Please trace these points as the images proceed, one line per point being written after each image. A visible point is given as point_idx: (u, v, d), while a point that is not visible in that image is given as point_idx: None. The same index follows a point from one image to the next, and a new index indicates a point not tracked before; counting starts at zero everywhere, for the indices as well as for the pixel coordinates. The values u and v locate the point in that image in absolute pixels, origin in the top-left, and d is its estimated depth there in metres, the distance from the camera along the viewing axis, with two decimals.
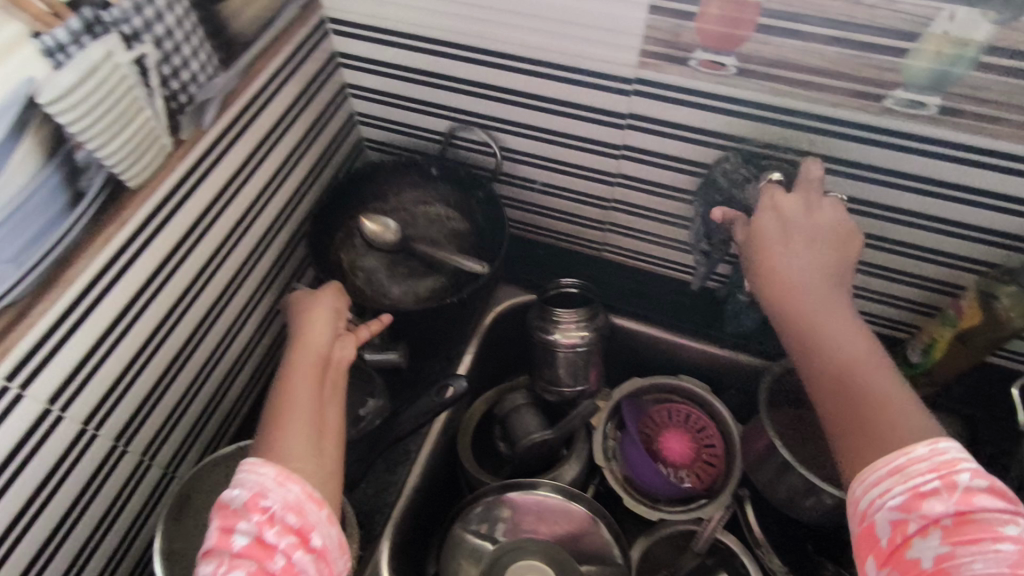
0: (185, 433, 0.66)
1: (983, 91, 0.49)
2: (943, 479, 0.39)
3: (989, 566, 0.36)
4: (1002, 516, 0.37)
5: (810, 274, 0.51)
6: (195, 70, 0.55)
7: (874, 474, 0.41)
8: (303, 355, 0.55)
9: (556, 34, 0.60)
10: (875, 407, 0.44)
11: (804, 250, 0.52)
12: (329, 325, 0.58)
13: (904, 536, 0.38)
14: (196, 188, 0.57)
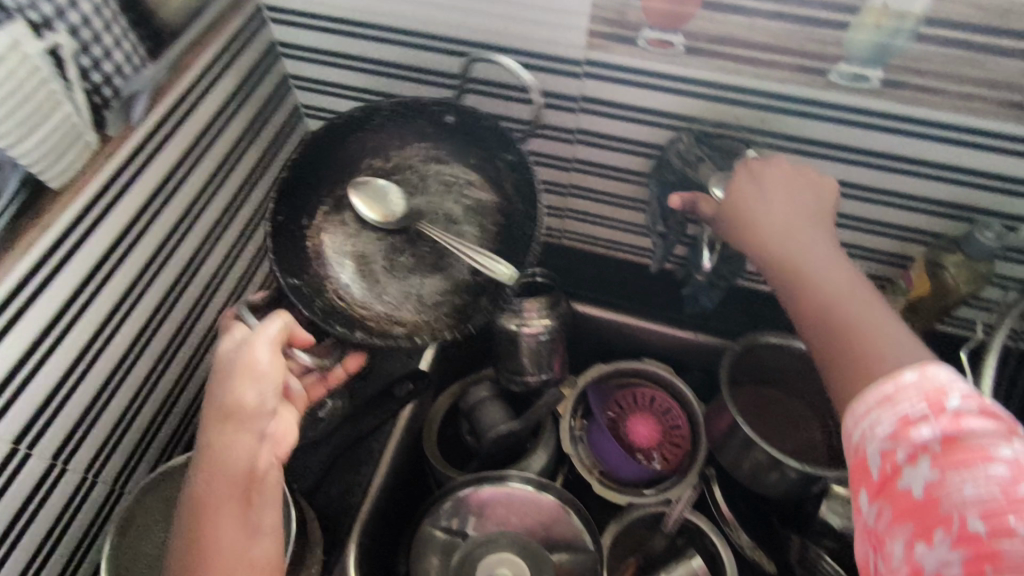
0: (134, 445, 0.63)
1: (923, 64, 0.50)
2: (933, 402, 0.35)
3: (979, 491, 0.32)
4: (999, 440, 0.33)
5: (788, 225, 0.50)
6: (118, 61, 0.52)
7: (862, 404, 0.38)
8: (224, 470, 0.44)
9: (502, 16, 0.58)
10: (861, 337, 0.42)
11: (776, 204, 0.51)
12: (256, 414, 0.46)
13: (893, 465, 0.35)
14: (127, 188, 0.54)
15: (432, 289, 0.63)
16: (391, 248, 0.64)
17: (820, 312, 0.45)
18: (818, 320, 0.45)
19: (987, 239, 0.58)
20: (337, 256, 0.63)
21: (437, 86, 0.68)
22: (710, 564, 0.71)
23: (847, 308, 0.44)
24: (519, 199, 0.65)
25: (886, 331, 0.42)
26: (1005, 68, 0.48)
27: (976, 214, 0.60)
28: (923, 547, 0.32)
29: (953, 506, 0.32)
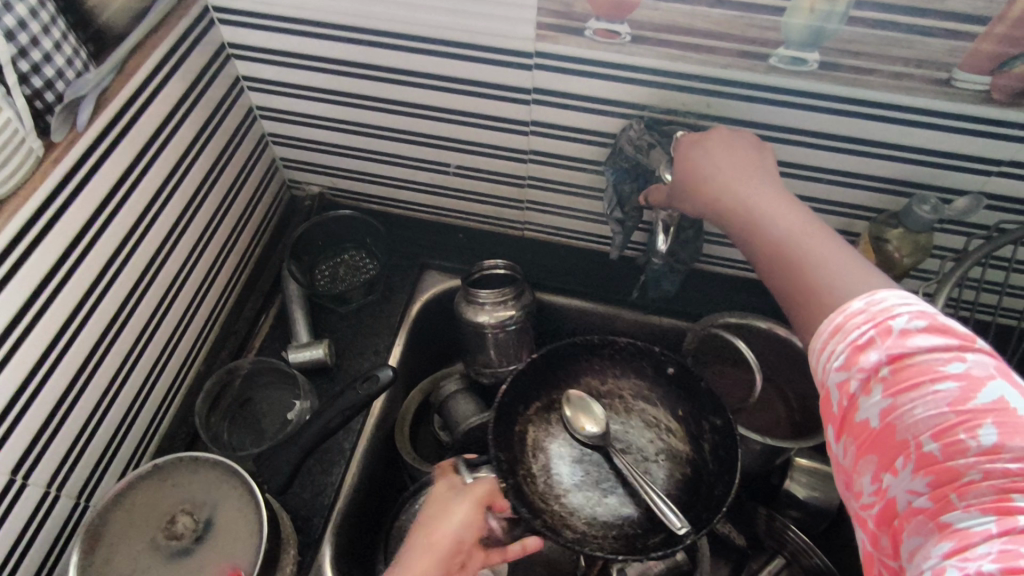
0: (97, 458, 0.62)
1: (855, 45, 0.52)
2: (880, 327, 0.38)
3: (930, 409, 0.35)
4: (941, 355, 0.36)
5: (732, 178, 0.52)
6: (60, 64, 0.51)
7: (819, 340, 0.41)
8: (422, 540, 0.56)
9: (451, 10, 0.59)
10: (808, 271, 0.45)
11: (723, 159, 0.53)
12: (449, 526, 0.57)
13: (851, 397, 0.38)
14: (76, 194, 0.53)
15: (609, 513, 0.63)
16: (598, 480, 0.66)
17: (772, 256, 0.48)
18: (771, 264, 0.48)
19: (924, 213, 0.60)
20: (555, 455, 0.67)
21: (392, 82, 0.68)
22: (683, 541, 0.70)
23: (794, 246, 0.47)
24: (710, 455, 0.63)
25: (832, 260, 0.45)
26: (929, 47, 0.51)
27: (912, 188, 0.63)
28: (889, 475, 0.36)
29: (908, 430, 0.35)
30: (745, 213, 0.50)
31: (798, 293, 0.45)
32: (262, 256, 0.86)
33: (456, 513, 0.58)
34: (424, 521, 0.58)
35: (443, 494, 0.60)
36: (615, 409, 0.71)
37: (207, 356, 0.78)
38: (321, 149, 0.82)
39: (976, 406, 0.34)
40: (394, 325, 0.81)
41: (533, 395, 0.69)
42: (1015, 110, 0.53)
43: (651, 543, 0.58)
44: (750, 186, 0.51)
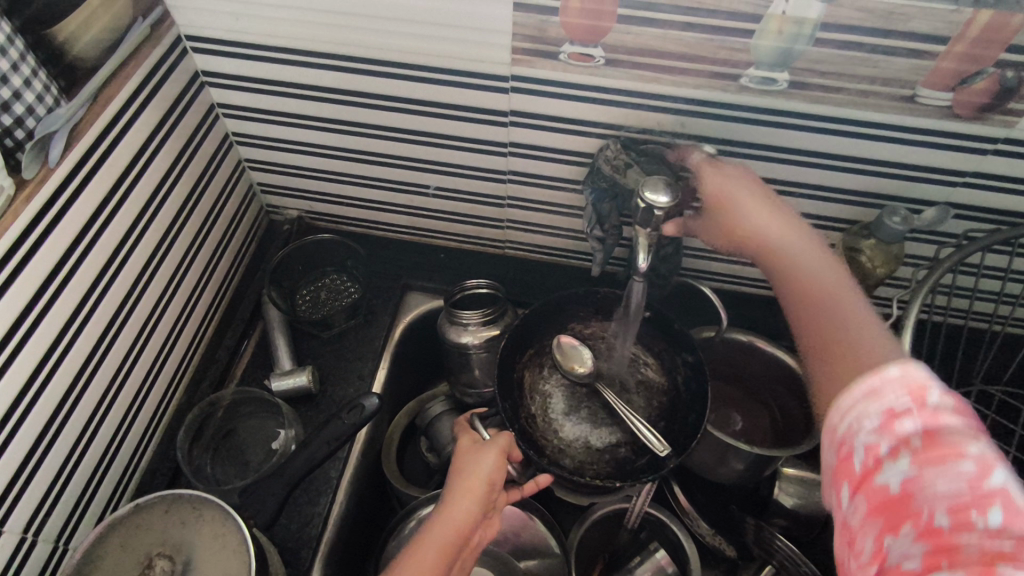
0: (74, 500, 0.60)
1: (824, 65, 0.53)
2: (915, 396, 0.38)
3: (952, 486, 0.34)
4: (968, 437, 0.36)
5: (769, 225, 0.58)
6: (30, 101, 0.50)
7: (848, 398, 0.40)
8: (457, 484, 0.58)
9: (426, 36, 0.59)
10: (835, 331, 0.49)
11: (754, 204, 0.59)
12: (486, 476, 0.58)
13: (875, 459, 0.37)
14: (50, 230, 0.52)
15: (601, 441, 0.68)
16: (586, 409, 0.70)
17: (801, 304, 0.53)
18: (801, 309, 0.52)
19: (895, 224, 0.61)
20: (544, 396, 0.72)
21: (369, 107, 0.68)
22: (673, 553, 0.72)
23: (830, 306, 0.51)
24: (685, 385, 0.68)
25: (857, 326, 0.49)
26: (893, 66, 0.52)
27: (883, 199, 0.64)
28: (891, 540, 0.35)
29: (925, 503, 0.34)
30: (783, 257, 0.56)
31: (826, 344, 0.48)
32: (241, 283, 0.85)
33: (482, 463, 0.59)
34: (453, 471, 0.60)
35: (465, 446, 0.61)
36: (603, 349, 0.74)
37: (187, 388, 0.77)
38: (299, 174, 0.81)
39: (990, 490, 0.33)
40: (378, 348, 0.80)
41: (524, 350, 0.73)
42: (976, 124, 0.55)
43: (639, 466, 0.64)
44: (791, 237, 0.57)
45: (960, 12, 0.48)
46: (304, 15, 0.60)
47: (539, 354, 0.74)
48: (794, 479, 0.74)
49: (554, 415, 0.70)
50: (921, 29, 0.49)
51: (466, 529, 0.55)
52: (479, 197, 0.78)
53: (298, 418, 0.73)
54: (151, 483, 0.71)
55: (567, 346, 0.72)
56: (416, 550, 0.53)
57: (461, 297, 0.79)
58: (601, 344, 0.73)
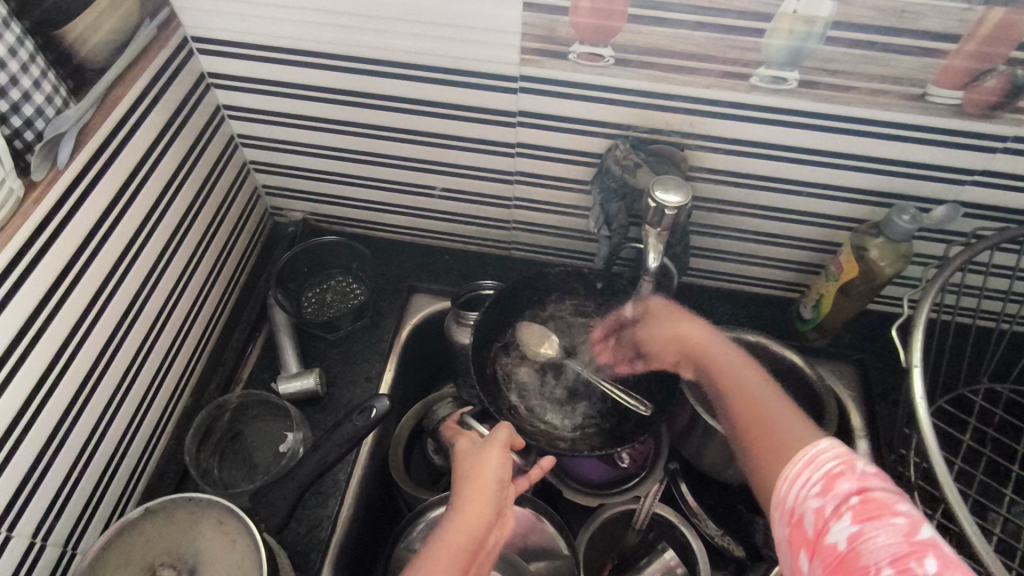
0: (83, 503, 0.60)
1: (834, 64, 0.53)
2: (846, 463, 0.47)
3: (890, 538, 0.42)
4: (893, 495, 0.44)
5: (712, 340, 0.63)
6: (39, 102, 0.49)
7: (793, 467, 0.49)
8: (467, 486, 0.57)
9: (435, 37, 0.59)
10: (779, 439, 0.53)
11: (688, 318, 0.65)
12: (495, 477, 0.58)
13: (827, 520, 0.45)
14: (60, 231, 0.52)
15: (585, 414, 0.72)
16: (559, 388, 0.73)
17: (739, 416, 0.57)
18: (739, 420, 0.57)
19: (904, 223, 0.62)
20: (513, 382, 0.74)
21: (376, 108, 0.68)
22: (681, 554, 0.71)
23: (771, 418, 0.55)
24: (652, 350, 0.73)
25: (795, 432, 0.52)
26: (904, 65, 0.52)
27: (891, 199, 0.65)
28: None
29: (870, 557, 0.42)
30: (721, 370, 0.61)
31: (771, 454, 0.52)
32: (246, 286, 0.85)
33: (489, 461, 0.59)
34: (460, 473, 0.59)
35: (467, 447, 0.61)
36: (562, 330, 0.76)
37: (193, 392, 0.76)
38: (304, 175, 0.81)
39: (923, 540, 0.41)
40: (384, 350, 0.80)
41: (490, 343, 0.75)
42: (985, 122, 0.55)
43: (627, 428, 0.69)
44: (717, 354, 0.62)
45: (971, 11, 0.48)
46: (312, 17, 0.60)
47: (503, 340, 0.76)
48: None
49: (531, 400, 0.73)
50: (932, 27, 0.49)
51: (482, 527, 0.55)
52: (485, 198, 0.78)
53: (306, 421, 0.73)
54: (158, 486, 0.71)
55: (527, 333, 0.75)
56: (436, 551, 0.52)
57: (466, 298, 0.79)
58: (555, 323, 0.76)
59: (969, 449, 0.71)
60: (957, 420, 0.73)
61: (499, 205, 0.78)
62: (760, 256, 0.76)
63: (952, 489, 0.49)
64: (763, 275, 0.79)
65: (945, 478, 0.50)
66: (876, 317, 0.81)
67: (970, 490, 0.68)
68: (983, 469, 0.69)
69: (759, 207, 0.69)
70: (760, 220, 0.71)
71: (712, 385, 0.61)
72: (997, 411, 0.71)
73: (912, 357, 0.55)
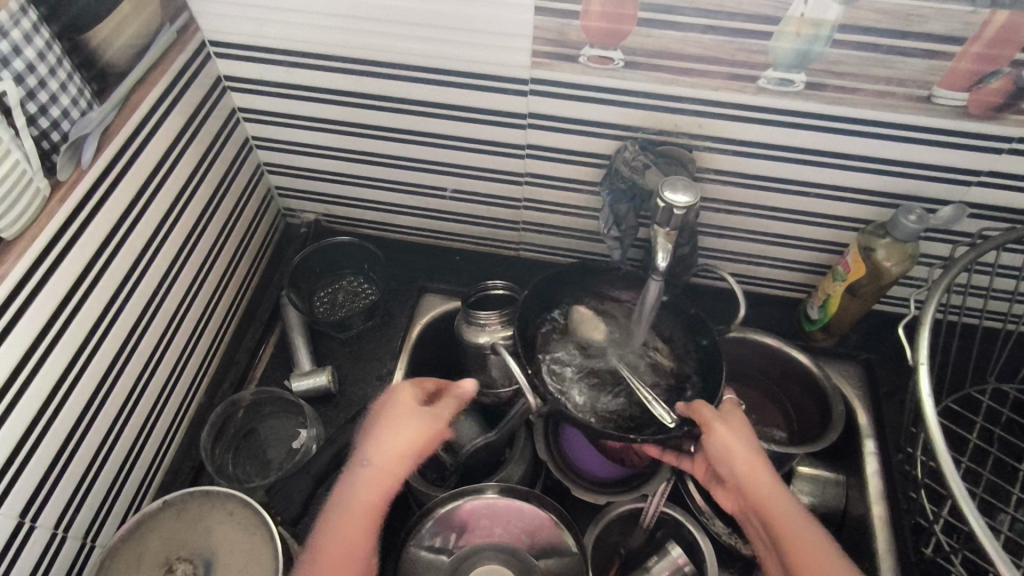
0: (101, 498, 0.61)
1: (840, 67, 0.54)
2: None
3: None
4: None
5: (755, 460, 0.57)
6: (66, 104, 0.51)
7: None
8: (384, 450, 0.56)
9: (448, 41, 0.60)
10: None
11: (750, 439, 0.59)
12: (413, 443, 0.57)
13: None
14: (83, 229, 0.54)
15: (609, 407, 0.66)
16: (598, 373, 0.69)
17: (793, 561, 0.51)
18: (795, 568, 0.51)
19: (910, 223, 0.62)
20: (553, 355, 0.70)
21: (388, 111, 0.69)
22: (689, 552, 0.72)
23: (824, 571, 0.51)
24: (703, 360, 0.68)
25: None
26: (910, 67, 0.53)
27: (897, 199, 0.65)
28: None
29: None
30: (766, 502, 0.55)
31: None
32: (259, 286, 0.87)
33: (409, 426, 0.57)
34: (376, 431, 0.58)
35: (392, 403, 0.60)
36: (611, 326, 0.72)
37: (207, 390, 0.77)
38: (316, 177, 0.82)
39: None
40: (395, 349, 0.81)
41: (531, 328, 0.71)
42: (990, 124, 0.56)
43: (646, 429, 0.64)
44: (776, 493, 0.55)
45: (976, 13, 0.49)
46: (328, 22, 0.61)
47: (546, 323, 0.72)
48: (807, 477, 0.75)
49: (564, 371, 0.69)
50: (939, 30, 0.50)
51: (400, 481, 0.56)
52: (495, 199, 0.79)
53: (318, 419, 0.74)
54: (173, 481, 0.72)
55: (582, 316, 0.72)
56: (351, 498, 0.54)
57: (475, 299, 0.80)
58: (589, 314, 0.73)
59: (977, 448, 0.72)
60: (964, 419, 0.73)
61: (508, 205, 0.79)
62: (767, 257, 0.77)
63: (959, 487, 0.49)
64: (770, 275, 0.80)
65: (950, 473, 0.50)
66: (883, 317, 0.81)
67: (977, 489, 0.69)
68: (990, 469, 0.70)
69: (766, 208, 0.70)
70: (768, 221, 0.71)
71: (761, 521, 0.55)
72: (1004, 410, 0.71)
73: (918, 355, 0.56)
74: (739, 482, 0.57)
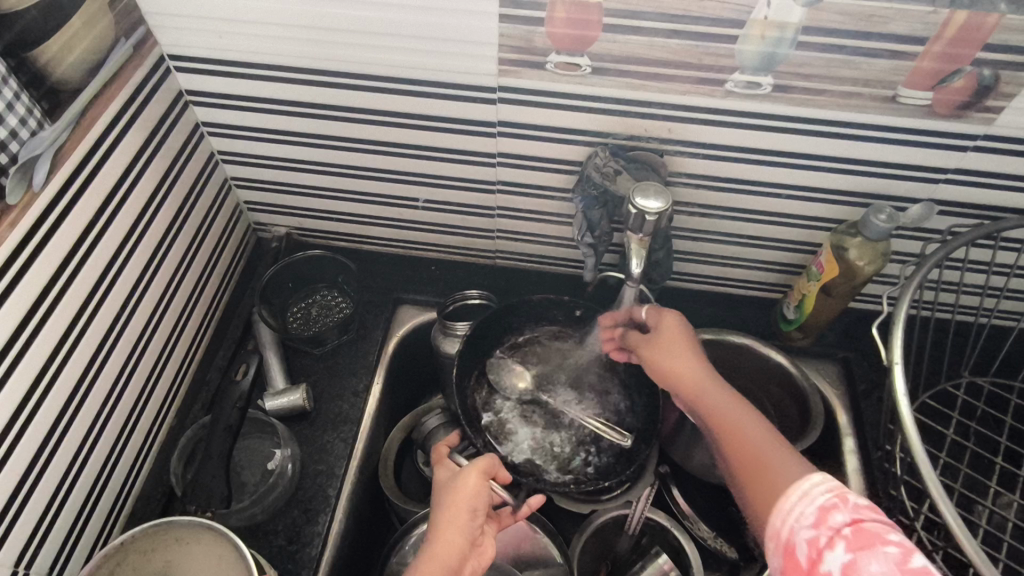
0: (65, 531, 0.59)
1: (806, 68, 0.54)
2: (839, 495, 0.46)
3: (883, 567, 0.41)
4: (872, 522, 0.44)
5: (674, 350, 0.61)
6: (13, 124, 0.50)
7: (787, 501, 0.47)
8: (458, 516, 0.58)
9: (412, 49, 0.59)
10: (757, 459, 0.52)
11: (679, 339, 0.61)
12: (466, 513, 0.58)
13: (818, 551, 0.44)
14: (40, 250, 0.52)
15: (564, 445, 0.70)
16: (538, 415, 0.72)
17: (744, 468, 0.52)
18: (750, 477, 0.51)
19: (880, 222, 0.63)
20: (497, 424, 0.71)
21: (355, 122, 0.68)
22: (675, 558, 0.71)
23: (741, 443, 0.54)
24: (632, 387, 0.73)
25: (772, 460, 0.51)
26: (875, 67, 0.53)
27: (868, 198, 0.66)
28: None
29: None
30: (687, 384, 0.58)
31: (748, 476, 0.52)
32: (230, 303, 0.85)
33: (466, 486, 0.59)
34: (441, 492, 0.61)
35: (445, 477, 0.62)
36: (529, 358, 0.76)
37: (179, 411, 0.76)
38: (286, 190, 0.81)
39: (915, 568, 0.41)
40: (372, 364, 0.80)
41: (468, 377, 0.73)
42: (955, 122, 0.57)
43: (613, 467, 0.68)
44: (700, 370, 0.59)
45: (937, 14, 0.49)
46: (289, 33, 0.60)
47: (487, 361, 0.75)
48: None
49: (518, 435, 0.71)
50: (900, 30, 0.50)
51: (458, 557, 0.56)
52: (468, 207, 0.78)
53: (294, 438, 0.73)
54: (144, 509, 0.69)
55: (504, 369, 0.74)
56: None
57: (453, 308, 0.79)
58: (516, 348, 0.76)
59: (954, 442, 0.72)
60: (941, 414, 0.74)
61: (482, 214, 0.78)
62: (742, 258, 0.77)
63: (937, 485, 0.49)
64: (746, 277, 0.80)
65: (927, 470, 0.50)
66: (858, 315, 0.82)
67: (956, 484, 0.69)
68: (968, 463, 0.70)
69: (740, 210, 0.70)
70: (742, 223, 0.71)
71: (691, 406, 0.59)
72: (980, 404, 0.72)
73: (892, 354, 0.56)
74: (669, 378, 0.60)
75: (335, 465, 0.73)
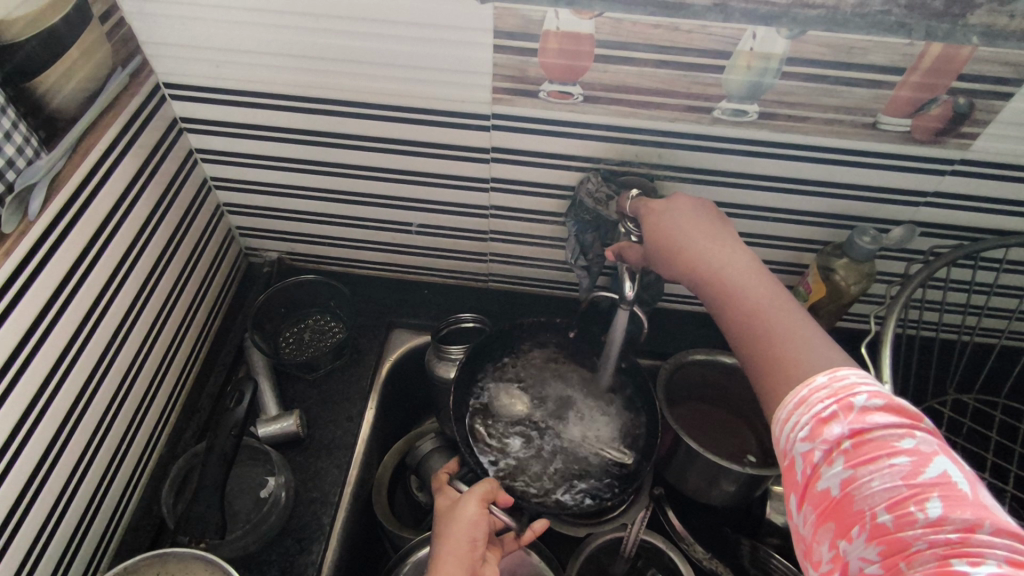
0: (55, 560, 0.58)
1: (790, 97, 0.56)
2: (842, 403, 0.39)
3: (886, 483, 0.36)
4: (894, 432, 0.37)
5: (705, 239, 0.52)
6: (12, 153, 0.49)
7: (783, 410, 0.42)
8: (455, 546, 0.58)
9: (409, 78, 0.60)
10: (776, 347, 0.45)
11: (681, 232, 0.53)
12: (463, 542, 0.58)
13: (815, 467, 0.39)
14: (38, 273, 0.52)
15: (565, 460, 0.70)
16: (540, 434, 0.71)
17: (751, 350, 0.46)
18: (763, 364, 0.45)
19: (865, 244, 0.64)
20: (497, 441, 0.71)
21: (351, 149, 0.69)
22: None
23: (782, 341, 0.45)
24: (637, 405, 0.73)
25: (810, 358, 0.43)
26: (856, 96, 0.55)
27: (853, 221, 0.68)
28: (845, 543, 0.36)
29: (865, 501, 0.36)
30: (709, 263, 0.50)
31: (764, 362, 0.45)
32: (221, 328, 0.84)
33: (461, 516, 0.59)
34: (439, 519, 0.61)
35: (445, 507, 0.62)
36: (525, 379, 0.76)
37: (168, 440, 0.74)
38: (279, 217, 0.81)
39: (925, 480, 0.35)
40: (366, 388, 0.80)
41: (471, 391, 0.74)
42: (934, 147, 0.59)
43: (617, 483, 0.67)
44: (729, 256, 0.50)
45: (913, 46, 0.51)
46: (285, 62, 0.60)
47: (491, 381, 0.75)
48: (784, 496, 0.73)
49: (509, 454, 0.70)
50: (880, 61, 0.52)
51: None
52: (461, 232, 0.79)
53: (287, 463, 0.72)
54: (134, 541, 0.67)
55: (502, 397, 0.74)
56: None
57: (446, 331, 0.80)
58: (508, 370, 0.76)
59: None
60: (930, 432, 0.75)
61: (474, 238, 0.79)
62: None
63: None
64: None
65: None
66: (846, 334, 0.84)
67: None
68: None
69: None
70: None
71: (706, 289, 0.50)
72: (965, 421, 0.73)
73: (882, 375, 0.57)
74: (678, 258, 0.52)
75: (329, 492, 0.72)
